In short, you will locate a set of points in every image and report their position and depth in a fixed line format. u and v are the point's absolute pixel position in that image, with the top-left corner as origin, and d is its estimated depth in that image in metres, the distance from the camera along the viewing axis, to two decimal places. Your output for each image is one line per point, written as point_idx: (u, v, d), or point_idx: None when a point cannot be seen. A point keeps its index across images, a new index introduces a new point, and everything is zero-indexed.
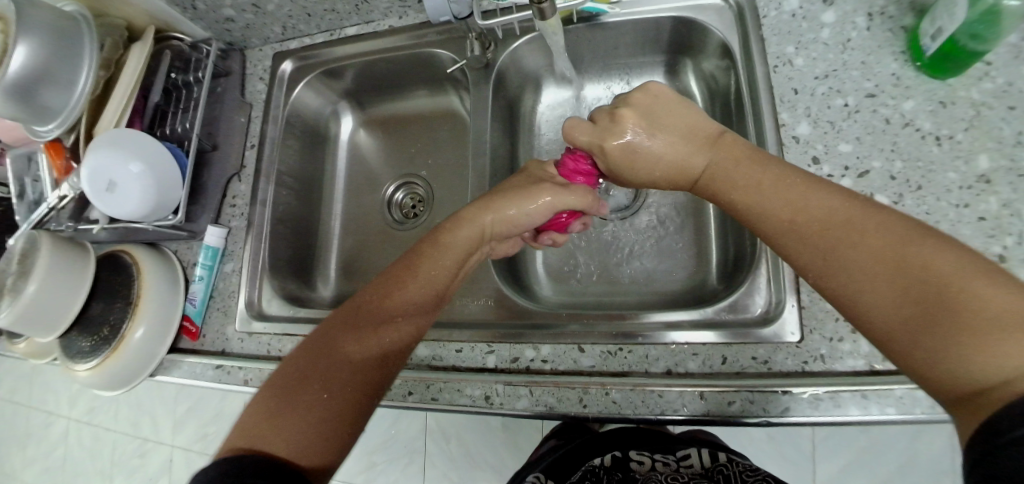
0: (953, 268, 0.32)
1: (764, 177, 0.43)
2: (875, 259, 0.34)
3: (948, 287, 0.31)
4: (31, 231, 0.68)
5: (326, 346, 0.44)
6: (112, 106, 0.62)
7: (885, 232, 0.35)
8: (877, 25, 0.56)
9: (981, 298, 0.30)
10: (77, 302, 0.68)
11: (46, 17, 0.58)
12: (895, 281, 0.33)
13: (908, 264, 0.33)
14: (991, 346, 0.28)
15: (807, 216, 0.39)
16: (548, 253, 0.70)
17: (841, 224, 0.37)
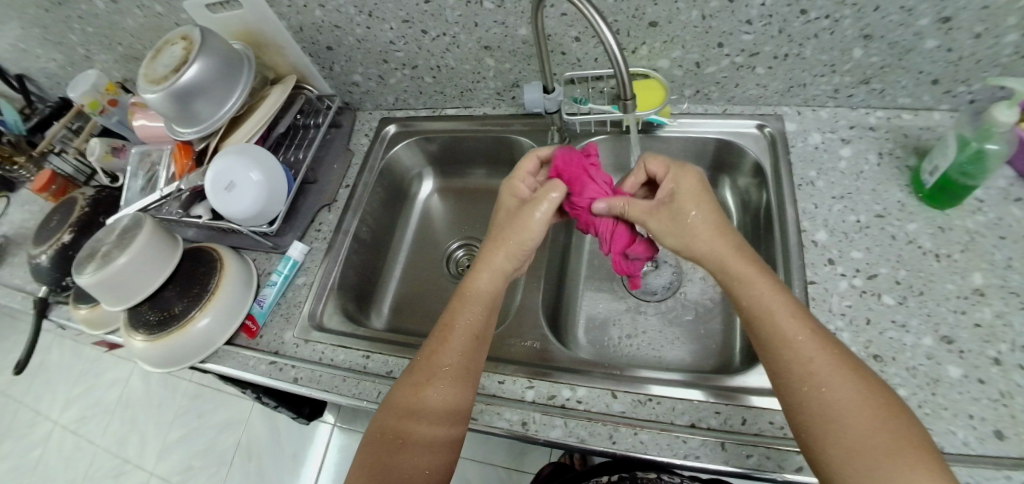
0: (883, 422, 0.44)
1: (770, 300, 0.50)
2: (826, 398, 0.46)
3: (866, 434, 0.43)
4: (136, 212, 0.77)
5: (407, 411, 0.54)
6: (247, 127, 0.76)
7: (842, 379, 0.46)
8: (887, 163, 0.67)
9: (880, 445, 0.43)
10: (156, 280, 0.75)
11: (219, 51, 0.72)
12: (841, 420, 0.45)
13: (849, 410, 0.45)
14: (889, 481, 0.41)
15: (798, 331, 0.48)
16: (588, 317, 0.75)
17: (813, 365, 0.47)
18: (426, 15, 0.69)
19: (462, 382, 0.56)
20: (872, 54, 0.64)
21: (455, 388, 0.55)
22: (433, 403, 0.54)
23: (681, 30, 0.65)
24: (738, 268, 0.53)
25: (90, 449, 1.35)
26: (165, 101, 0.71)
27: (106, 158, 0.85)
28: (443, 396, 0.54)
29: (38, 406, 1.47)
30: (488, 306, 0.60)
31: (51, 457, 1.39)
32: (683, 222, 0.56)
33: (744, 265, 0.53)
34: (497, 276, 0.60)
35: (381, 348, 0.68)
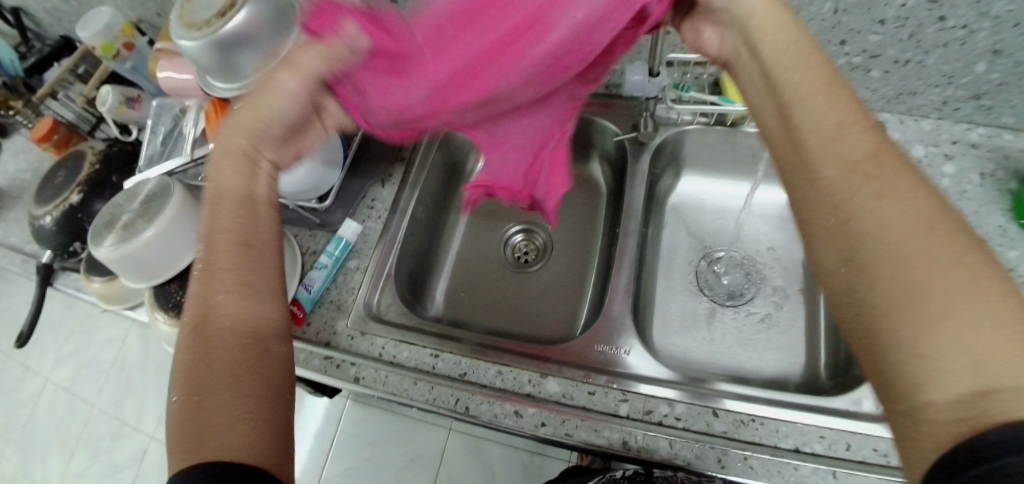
0: (979, 287, 0.27)
1: (839, 118, 0.35)
2: (914, 245, 0.29)
3: (931, 271, 0.28)
4: (165, 177, 0.70)
5: (213, 315, 0.39)
6: None
7: (928, 227, 0.29)
8: (989, 184, 0.65)
9: (994, 309, 0.26)
10: (185, 258, 0.68)
11: None
12: (925, 272, 0.28)
13: (938, 262, 0.28)
14: (978, 346, 0.26)
15: (869, 166, 0.33)
16: (661, 318, 0.71)
17: (881, 225, 0.31)
18: None
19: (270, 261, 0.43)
20: (996, 70, 0.60)
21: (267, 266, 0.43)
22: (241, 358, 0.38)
23: (806, 21, 0.61)
24: (795, 92, 0.37)
25: (84, 412, 1.33)
26: (204, 50, 0.61)
27: (120, 109, 0.82)
28: (268, 376, 0.39)
29: (26, 363, 1.44)
30: (252, 257, 0.42)
31: (42, 413, 1.38)
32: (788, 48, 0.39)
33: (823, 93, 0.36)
34: (239, 212, 0.44)
35: (451, 348, 0.62)
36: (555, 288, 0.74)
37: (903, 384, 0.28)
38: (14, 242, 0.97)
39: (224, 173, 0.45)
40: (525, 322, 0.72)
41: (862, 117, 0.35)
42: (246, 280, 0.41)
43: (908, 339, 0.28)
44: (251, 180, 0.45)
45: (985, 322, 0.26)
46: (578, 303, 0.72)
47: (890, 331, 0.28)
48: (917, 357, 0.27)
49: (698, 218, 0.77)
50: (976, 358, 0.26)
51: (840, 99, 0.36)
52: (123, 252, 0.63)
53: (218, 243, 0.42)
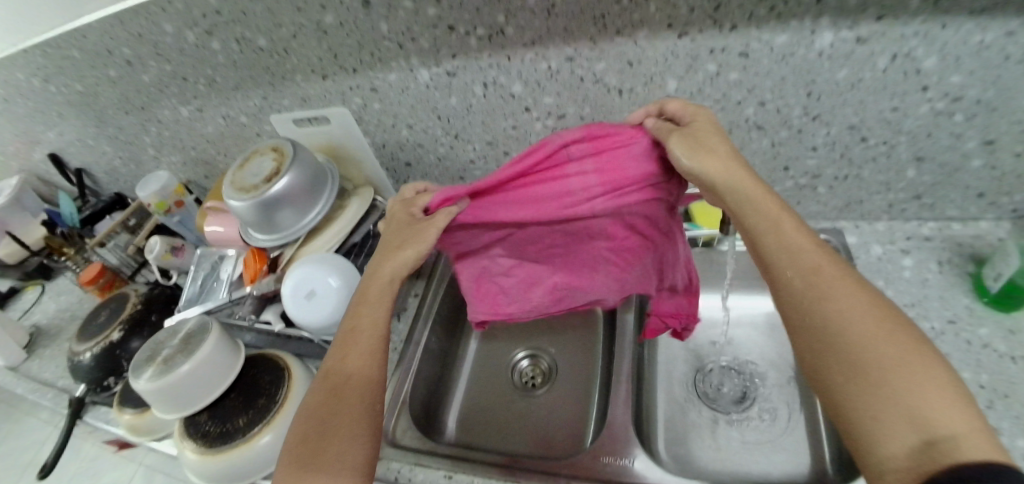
0: (915, 366, 0.40)
1: (791, 238, 0.48)
2: (871, 336, 0.42)
3: (883, 353, 0.41)
4: (202, 316, 0.78)
5: (315, 426, 0.54)
6: (330, 236, 0.77)
7: (874, 320, 0.43)
8: (948, 270, 0.72)
9: (926, 379, 0.39)
10: (216, 388, 0.73)
11: (307, 165, 0.73)
12: (871, 355, 0.41)
13: (883, 346, 0.41)
14: (923, 410, 0.38)
15: (821, 271, 0.46)
16: (667, 427, 0.74)
17: (840, 317, 0.44)
18: (510, 138, 0.71)
19: (372, 382, 0.58)
20: (925, 173, 0.69)
21: (366, 386, 0.58)
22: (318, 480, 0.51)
23: (752, 154, 0.71)
24: (760, 218, 0.49)
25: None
26: (252, 211, 0.71)
27: (166, 256, 0.94)
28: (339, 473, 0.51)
29: None
30: (364, 377, 0.58)
31: None
32: (705, 144, 0.50)
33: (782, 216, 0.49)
34: (367, 352, 0.60)
35: (465, 469, 0.65)
36: (563, 406, 0.79)
37: (865, 438, 0.40)
38: (46, 378, 1.04)
39: (362, 324, 0.62)
40: (539, 439, 0.75)
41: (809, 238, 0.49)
42: (355, 402, 0.56)
43: (868, 405, 0.40)
44: (379, 326, 0.62)
45: (919, 388, 0.39)
46: (585, 421, 0.76)
47: (852, 400, 0.41)
48: (871, 419, 0.40)
49: (690, 330, 0.83)
50: (913, 410, 0.38)
51: (800, 227, 0.49)
52: (161, 386, 0.69)
53: (333, 373, 0.59)
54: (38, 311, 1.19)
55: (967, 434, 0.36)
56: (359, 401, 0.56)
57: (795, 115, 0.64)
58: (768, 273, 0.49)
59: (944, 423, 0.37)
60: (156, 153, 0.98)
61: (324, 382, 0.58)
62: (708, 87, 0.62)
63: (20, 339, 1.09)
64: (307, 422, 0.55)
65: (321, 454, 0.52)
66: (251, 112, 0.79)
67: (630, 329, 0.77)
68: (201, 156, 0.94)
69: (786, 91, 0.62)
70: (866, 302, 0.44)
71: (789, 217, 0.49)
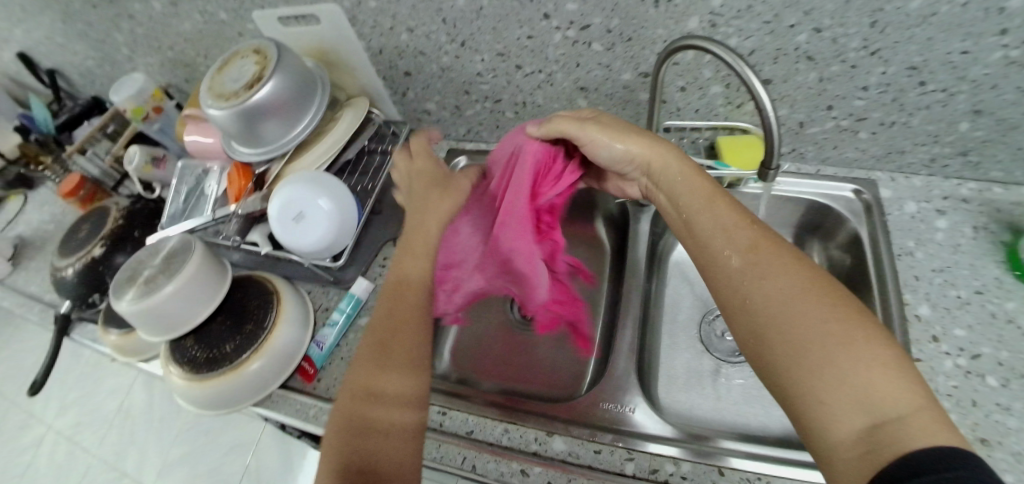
0: (859, 340, 0.38)
1: (727, 226, 0.48)
2: (795, 312, 0.40)
3: (822, 332, 0.39)
4: (185, 235, 0.73)
5: (370, 357, 0.49)
6: (319, 151, 0.69)
7: (820, 298, 0.40)
8: (981, 237, 0.67)
9: (866, 355, 0.37)
10: (202, 312, 0.69)
11: (293, 68, 0.66)
12: (819, 335, 0.39)
13: (817, 321, 0.39)
14: (860, 389, 0.36)
15: (749, 249, 0.46)
16: (668, 376, 0.71)
17: (766, 298, 0.43)
18: (526, 50, 0.64)
19: (417, 292, 0.53)
20: (978, 129, 0.63)
21: (410, 293, 0.53)
22: (390, 390, 0.47)
23: (793, 90, 0.64)
24: (699, 216, 0.50)
25: (82, 461, 1.32)
26: (230, 120, 0.65)
27: (146, 168, 0.86)
28: (387, 382, 0.47)
29: (34, 409, 1.45)
30: (399, 290, 0.53)
31: (42, 462, 1.37)
32: (626, 133, 0.54)
33: (719, 209, 0.49)
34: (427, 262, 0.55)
35: (459, 405, 0.63)
36: (562, 345, 0.75)
37: (813, 424, 0.37)
38: (32, 292, 1.00)
39: (412, 237, 0.56)
40: (538, 377, 0.73)
41: (747, 219, 0.48)
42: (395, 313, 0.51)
43: (811, 388, 0.38)
44: (423, 230, 0.56)
45: (857, 365, 0.37)
46: (585, 359, 0.73)
47: (796, 385, 0.39)
48: (818, 404, 0.37)
49: (700, 276, 0.79)
50: (858, 395, 0.36)
51: (717, 198, 0.50)
52: (144, 307, 0.65)
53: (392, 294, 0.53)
54: (22, 221, 1.13)
55: (908, 415, 0.35)
56: (422, 323, 0.51)
57: (852, 47, 0.57)
58: (707, 258, 0.48)
59: (890, 403, 0.35)
60: (132, 52, 0.89)
61: (387, 306, 0.52)
62: (759, 5, 0.55)
63: (4, 252, 1.04)
64: (371, 345, 0.50)
65: (381, 370, 0.48)
66: (232, 7, 0.70)
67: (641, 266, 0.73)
68: (181, 57, 0.86)
69: (847, 18, 0.55)
70: (802, 280, 0.42)
71: (722, 198, 0.50)
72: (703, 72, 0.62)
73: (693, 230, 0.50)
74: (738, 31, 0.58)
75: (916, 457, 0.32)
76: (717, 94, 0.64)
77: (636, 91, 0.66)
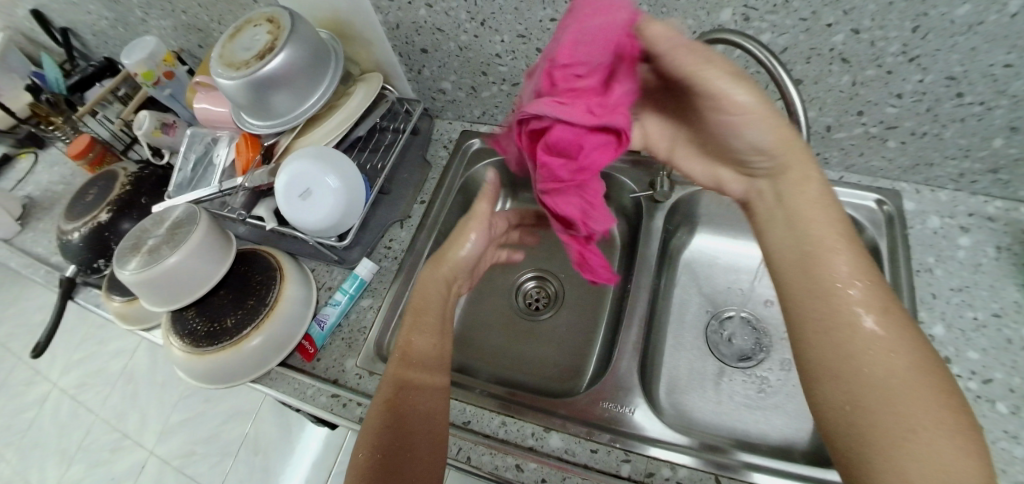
0: (953, 424, 0.36)
1: (854, 276, 0.43)
2: (900, 386, 0.38)
3: (922, 413, 0.37)
4: (190, 206, 0.72)
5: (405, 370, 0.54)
6: (329, 126, 0.67)
7: (932, 379, 0.38)
8: (1006, 258, 0.65)
9: (957, 444, 0.36)
10: (204, 284, 0.69)
11: (306, 40, 0.65)
12: (917, 416, 0.37)
13: (916, 398, 0.38)
14: (944, 470, 0.35)
15: (871, 304, 0.42)
16: (669, 377, 0.70)
17: (875, 365, 0.39)
18: (548, 33, 0.62)
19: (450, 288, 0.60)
20: (1013, 146, 0.60)
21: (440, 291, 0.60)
22: (419, 403, 0.51)
23: (823, 91, 0.62)
24: (820, 252, 0.44)
25: (87, 421, 1.35)
26: (240, 90, 0.64)
27: (155, 133, 0.83)
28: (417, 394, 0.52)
29: (40, 366, 1.47)
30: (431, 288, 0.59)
31: (47, 418, 1.39)
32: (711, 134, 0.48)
33: (844, 256, 0.44)
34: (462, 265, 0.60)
35: (458, 395, 0.63)
36: (563, 338, 0.74)
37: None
38: (40, 253, 1.00)
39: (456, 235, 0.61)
40: (538, 368, 0.72)
41: (872, 281, 0.43)
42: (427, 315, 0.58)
43: (888, 453, 0.37)
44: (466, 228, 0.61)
45: (937, 449, 0.36)
46: (587, 353, 0.72)
47: (877, 452, 0.37)
48: (897, 471, 0.36)
49: (709, 276, 0.78)
50: (944, 475, 0.35)
51: (836, 232, 0.45)
52: (145, 276, 0.65)
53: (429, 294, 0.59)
54: (31, 181, 1.13)
55: None
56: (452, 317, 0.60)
57: (890, 51, 0.55)
58: (809, 302, 0.44)
59: None
60: (145, 15, 0.87)
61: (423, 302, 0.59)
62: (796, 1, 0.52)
63: (13, 211, 1.04)
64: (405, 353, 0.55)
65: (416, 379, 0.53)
66: None
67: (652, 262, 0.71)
68: (193, 21, 0.84)
69: (888, 21, 0.52)
70: (917, 358, 0.39)
71: (839, 235, 0.45)
72: (731, 67, 0.59)
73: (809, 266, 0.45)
74: (772, 27, 0.56)
75: None
76: None
77: None
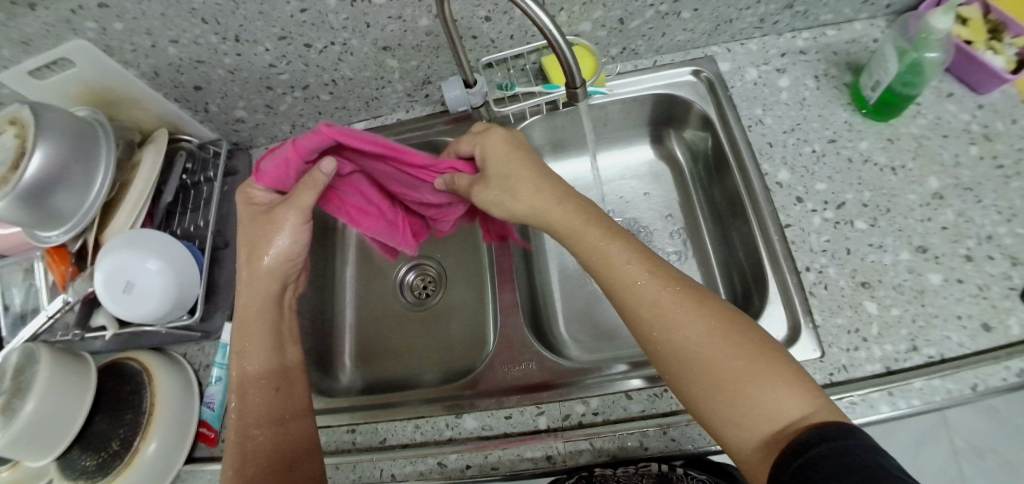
0: (762, 364, 0.40)
1: (634, 275, 0.46)
2: (709, 353, 0.42)
3: (735, 368, 0.41)
4: (25, 344, 0.65)
5: (251, 412, 0.52)
6: (128, 207, 0.63)
7: (725, 334, 0.42)
8: (825, 84, 0.67)
9: (773, 378, 0.40)
10: (79, 416, 0.64)
11: (59, 129, 0.59)
12: (736, 371, 0.41)
13: (717, 348, 0.42)
14: (774, 407, 0.39)
15: (649, 294, 0.45)
16: (568, 315, 0.69)
17: (684, 347, 0.43)
18: (304, 26, 0.58)
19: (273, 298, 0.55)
20: None
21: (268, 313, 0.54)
22: (280, 445, 0.52)
23: None
24: (603, 268, 0.48)
25: None
26: (10, 207, 0.58)
27: None
28: (282, 435, 0.52)
29: None
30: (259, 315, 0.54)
31: None
32: (547, 176, 0.53)
33: (619, 261, 0.47)
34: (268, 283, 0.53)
35: (368, 417, 0.60)
36: (458, 313, 0.72)
37: (738, 445, 0.40)
38: None
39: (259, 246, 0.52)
40: (445, 351, 0.69)
41: (649, 264, 0.47)
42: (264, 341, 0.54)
43: (722, 409, 0.40)
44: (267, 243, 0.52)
45: (756, 384, 0.40)
46: (484, 320, 0.70)
47: (723, 419, 0.40)
48: (740, 426, 0.40)
49: None
50: (771, 411, 0.39)
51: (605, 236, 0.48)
52: (9, 437, 0.58)
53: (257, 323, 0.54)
54: None
55: (810, 411, 0.38)
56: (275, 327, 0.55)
57: None
58: (624, 318, 0.47)
59: (796, 409, 0.38)
60: None
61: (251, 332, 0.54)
62: None
63: None
64: (248, 397, 0.53)
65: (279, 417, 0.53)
66: None
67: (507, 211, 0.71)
68: None
69: None
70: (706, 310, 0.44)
71: (612, 235, 0.49)
72: None
73: (601, 278, 0.48)
74: None
75: (847, 445, 0.34)
76: (523, 14, 0.59)
77: (440, 35, 0.61)
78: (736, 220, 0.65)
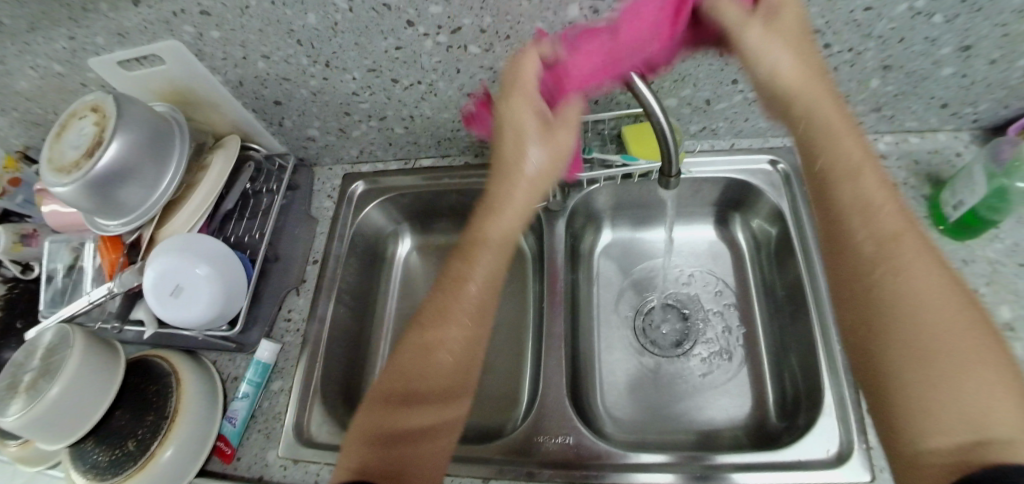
0: (979, 360, 0.36)
1: (879, 206, 0.43)
2: (924, 318, 0.38)
3: (959, 361, 0.36)
4: (61, 325, 0.64)
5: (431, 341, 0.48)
6: (188, 212, 0.63)
7: (963, 324, 0.37)
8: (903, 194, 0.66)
9: (984, 381, 0.35)
10: (100, 405, 0.62)
11: (139, 125, 0.59)
12: (957, 356, 0.36)
13: (960, 341, 0.36)
14: (977, 410, 0.34)
15: (874, 246, 0.42)
16: (607, 385, 0.67)
17: (905, 299, 0.39)
18: (397, 62, 0.58)
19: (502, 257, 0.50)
20: (889, 84, 0.60)
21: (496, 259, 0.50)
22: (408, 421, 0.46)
23: (693, 68, 0.58)
24: (841, 192, 0.45)
25: None
26: (77, 194, 0.58)
27: (14, 248, 0.74)
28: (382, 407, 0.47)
29: None
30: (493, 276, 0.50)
31: None
32: (810, 86, 0.47)
33: (863, 179, 0.44)
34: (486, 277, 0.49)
35: None
36: (493, 364, 0.71)
37: (907, 429, 0.36)
38: None
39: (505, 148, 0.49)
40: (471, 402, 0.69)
41: (905, 222, 0.43)
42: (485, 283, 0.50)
43: (913, 377, 0.37)
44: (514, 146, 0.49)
45: (964, 370, 0.35)
46: (520, 379, 0.69)
47: (908, 383, 0.37)
48: (926, 412, 0.35)
49: (626, 263, 0.75)
50: (971, 413, 0.34)
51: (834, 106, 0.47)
52: (27, 418, 0.56)
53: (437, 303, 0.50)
54: None
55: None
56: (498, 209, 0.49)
57: None
58: (845, 250, 0.44)
59: (999, 423, 0.33)
60: None
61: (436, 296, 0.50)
62: None
63: None
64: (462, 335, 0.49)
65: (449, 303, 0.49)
66: (63, 59, 0.62)
67: (561, 271, 0.68)
68: (28, 117, 0.75)
69: None
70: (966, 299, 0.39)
71: (872, 171, 0.45)
72: None
73: (826, 199, 0.46)
74: None
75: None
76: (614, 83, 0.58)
77: None
78: (794, 318, 0.63)
